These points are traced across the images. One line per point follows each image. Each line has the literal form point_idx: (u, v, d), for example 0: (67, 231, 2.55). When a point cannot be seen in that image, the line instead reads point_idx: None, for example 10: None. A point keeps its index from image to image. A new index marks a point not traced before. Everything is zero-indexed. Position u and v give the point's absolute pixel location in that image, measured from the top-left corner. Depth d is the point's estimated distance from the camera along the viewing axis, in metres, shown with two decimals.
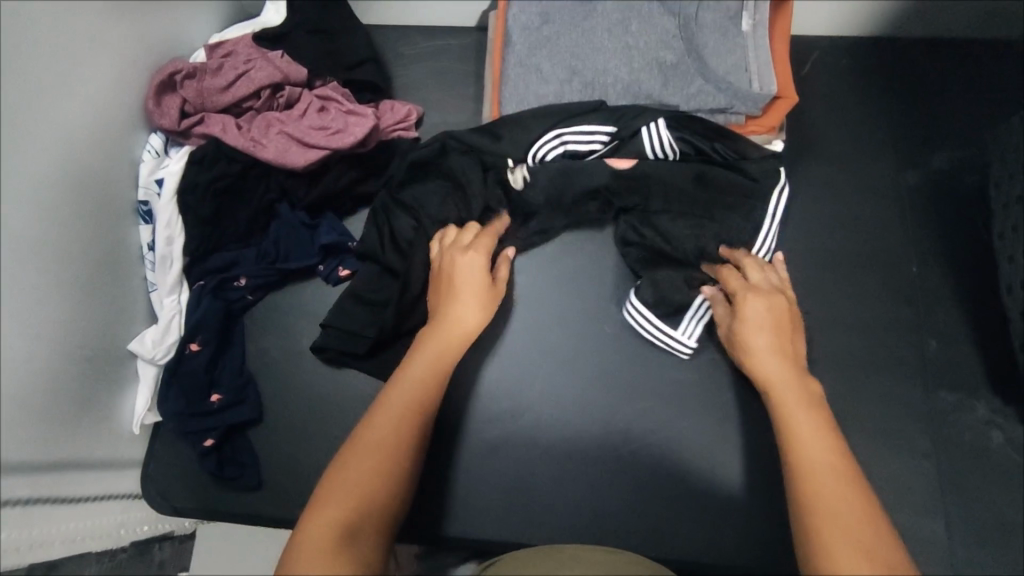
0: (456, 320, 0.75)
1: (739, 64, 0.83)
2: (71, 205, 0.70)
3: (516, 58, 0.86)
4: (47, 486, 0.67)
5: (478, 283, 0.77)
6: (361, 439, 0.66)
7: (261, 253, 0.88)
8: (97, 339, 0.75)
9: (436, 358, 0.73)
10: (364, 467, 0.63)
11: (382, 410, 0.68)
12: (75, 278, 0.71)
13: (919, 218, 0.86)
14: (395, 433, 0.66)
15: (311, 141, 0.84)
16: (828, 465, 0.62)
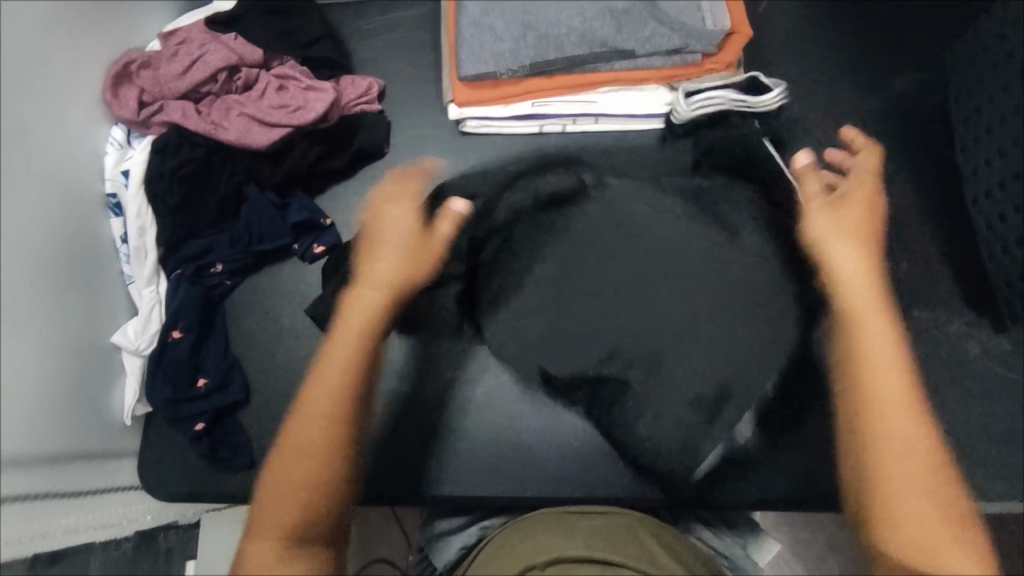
0: (373, 282, 0.69)
1: (689, 4, 0.83)
2: (27, 197, 0.68)
3: (469, 19, 0.87)
4: (23, 484, 0.65)
5: (403, 229, 0.72)
6: (292, 438, 0.62)
7: (235, 238, 0.88)
8: (73, 334, 0.75)
9: (378, 310, 0.68)
10: (297, 460, 0.61)
11: (299, 423, 0.62)
12: (40, 272, 0.70)
13: (884, 143, 0.86)
14: (323, 400, 0.63)
15: (273, 120, 0.85)
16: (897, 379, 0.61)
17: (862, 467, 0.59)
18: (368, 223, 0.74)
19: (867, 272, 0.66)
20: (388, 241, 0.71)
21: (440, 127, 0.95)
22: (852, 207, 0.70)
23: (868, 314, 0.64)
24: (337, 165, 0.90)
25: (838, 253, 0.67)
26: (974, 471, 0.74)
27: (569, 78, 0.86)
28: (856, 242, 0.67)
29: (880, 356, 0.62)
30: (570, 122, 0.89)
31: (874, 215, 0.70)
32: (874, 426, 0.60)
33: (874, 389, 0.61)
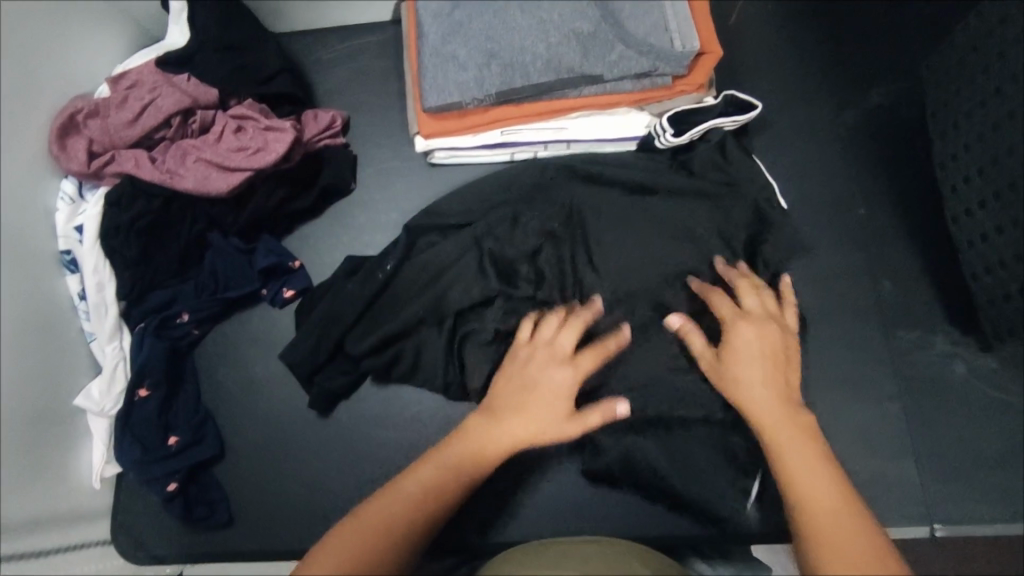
0: (527, 403, 0.68)
1: (658, 23, 0.80)
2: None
3: (431, 48, 0.83)
4: None
5: (560, 404, 0.68)
6: (397, 487, 0.63)
7: (200, 287, 0.85)
8: (22, 404, 0.70)
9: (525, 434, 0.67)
10: (394, 507, 0.61)
11: (412, 474, 0.63)
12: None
13: (862, 158, 0.85)
14: (438, 477, 0.63)
15: (231, 164, 0.81)
16: (826, 492, 0.58)
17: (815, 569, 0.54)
18: (523, 369, 0.71)
19: (784, 407, 0.65)
20: (538, 399, 0.68)
21: (409, 159, 0.93)
22: (733, 361, 0.69)
23: (786, 432, 0.62)
24: (302, 206, 0.88)
25: (760, 399, 0.66)
26: (966, 495, 0.73)
27: (538, 105, 0.83)
28: (761, 381, 0.67)
29: (805, 473, 0.59)
30: (541, 149, 0.87)
31: (768, 349, 0.70)
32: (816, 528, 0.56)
33: (810, 505, 0.57)
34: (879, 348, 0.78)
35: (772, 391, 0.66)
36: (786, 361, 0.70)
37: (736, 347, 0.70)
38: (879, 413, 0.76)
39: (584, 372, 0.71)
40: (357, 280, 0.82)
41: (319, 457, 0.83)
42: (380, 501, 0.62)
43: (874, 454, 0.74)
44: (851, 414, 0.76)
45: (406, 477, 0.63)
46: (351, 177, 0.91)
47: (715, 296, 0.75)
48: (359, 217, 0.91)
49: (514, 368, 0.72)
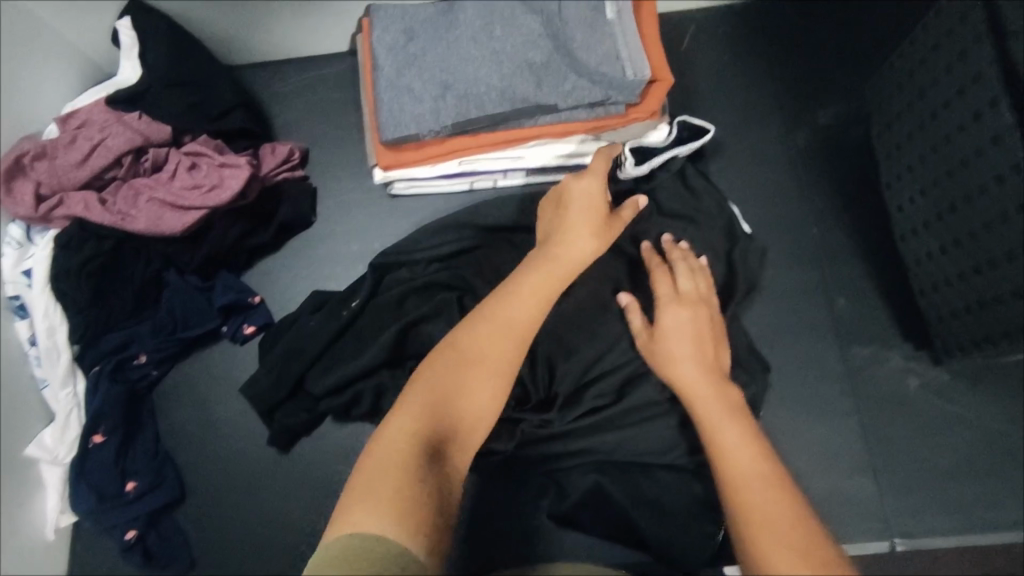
0: (564, 257, 0.70)
1: (610, 51, 0.81)
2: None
3: (386, 81, 0.83)
4: None
5: (597, 211, 0.73)
6: (447, 353, 0.62)
7: (157, 327, 0.83)
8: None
9: (547, 292, 0.68)
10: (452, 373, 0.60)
11: (460, 342, 0.63)
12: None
13: (814, 178, 0.87)
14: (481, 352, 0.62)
15: (185, 203, 0.80)
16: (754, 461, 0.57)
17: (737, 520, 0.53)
18: (554, 202, 0.76)
19: (715, 385, 0.66)
20: (577, 212, 0.73)
21: (369, 190, 0.93)
22: (663, 341, 0.71)
23: (714, 405, 0.64)
24: (260, 241, 0.87)
25: (690, 379, 0.67)
26: (922, 509, 0.75)
27: (495, 136, 0.83)
28: (691, 358, 0.69)
29: (727, 437, 0.60)
30: (500, 177, 0.90)
31: (699, 331, 0.71)
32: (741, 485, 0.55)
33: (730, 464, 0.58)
34: (836, 365, 0.79)
35: (705, 368, 0.68)
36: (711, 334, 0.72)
37: (668, 331, 0.71)
38: (838, 430, 0.77)
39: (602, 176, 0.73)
40: (319, 317, 0.81)
41: (284, 495, 0.82)
42: (421, 385, 0.59)
43: (834, 471, 0.76)
44: (810, 432, 0.77)
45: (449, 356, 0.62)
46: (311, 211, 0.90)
47: (659, 271, 0.76)
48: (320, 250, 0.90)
49: (561, 214, 0.74)
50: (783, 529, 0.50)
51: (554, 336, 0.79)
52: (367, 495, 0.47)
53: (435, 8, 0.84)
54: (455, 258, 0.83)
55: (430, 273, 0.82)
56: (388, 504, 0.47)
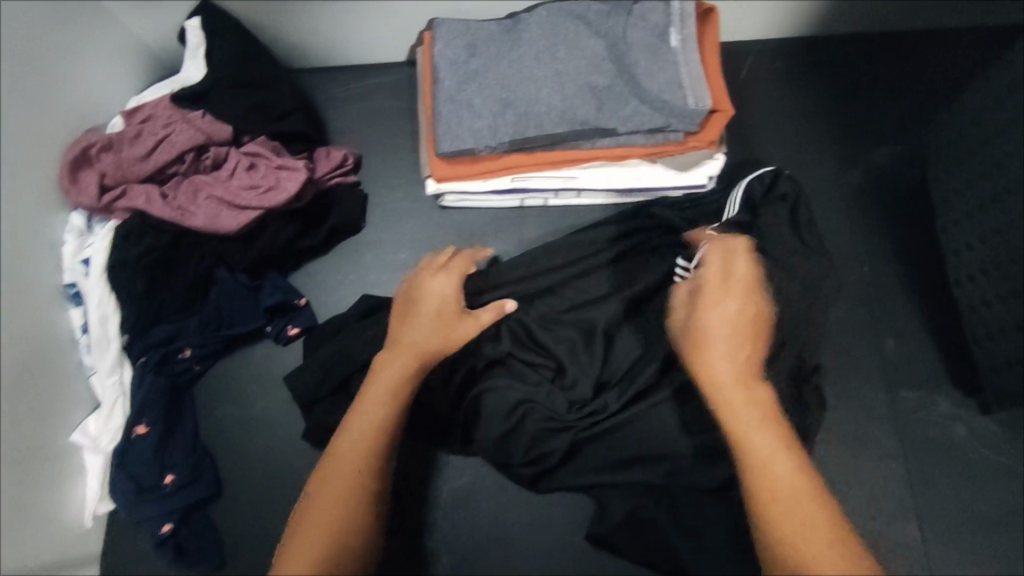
0: (411, 346, 0.71)
1: (672, 80, 0.81)
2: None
3: (446, 95, 0.84)
4: None
5: (448, 305, 0.74)
6: (331, 461, 0.65)
7: (204, 322, 0.84)
8: (12, 447, 0.68)
9: (386, 402, 0.68)
10: (334, 482, 0.63)
11: (340, 448, 0.66)
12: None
13: (865, 217, 0.87)
14: (340, 484, 0.63)
15: (242, 203, 0.81)
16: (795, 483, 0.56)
17: (774, 543, 0.54)
18: (407, 292, 0.76)
19: (743, 383, 0.61)
20: (428, 316, 0.73)
21: (419, 199, 0.93)
22: (697, 334, 0.64)
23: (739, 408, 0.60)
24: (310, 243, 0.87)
25: (717, 366, 0.62)
26: (965, 561, 0.73)
27: (551, 155, 0.84)
28: (725, 359, 0.62)
29: (767, 453, 0.58)
30: (551, 196, 0.90)
31: (737, 320, 0.63)
32: (780, 506, 0.55)
33: (771, 487, 0.56)
34: (882, 409, 0.79)
35: (735, 348, 0.63)
36: (761, 323, 0.65)
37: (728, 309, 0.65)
38: (880, 473, 0.76)
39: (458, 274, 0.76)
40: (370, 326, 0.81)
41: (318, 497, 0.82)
42: (311, 503, 0.63)
43: (875, 515, 0.75)
44: (851, 473, 0.76)
45: (318, 495, 0.63)
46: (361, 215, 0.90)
47: (729, 257, 0.67)
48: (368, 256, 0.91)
49: (409, 310, 0.74)
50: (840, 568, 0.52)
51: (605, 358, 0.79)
52: None
53: (499, 26, 0.85)
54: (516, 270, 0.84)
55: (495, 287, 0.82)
56: None
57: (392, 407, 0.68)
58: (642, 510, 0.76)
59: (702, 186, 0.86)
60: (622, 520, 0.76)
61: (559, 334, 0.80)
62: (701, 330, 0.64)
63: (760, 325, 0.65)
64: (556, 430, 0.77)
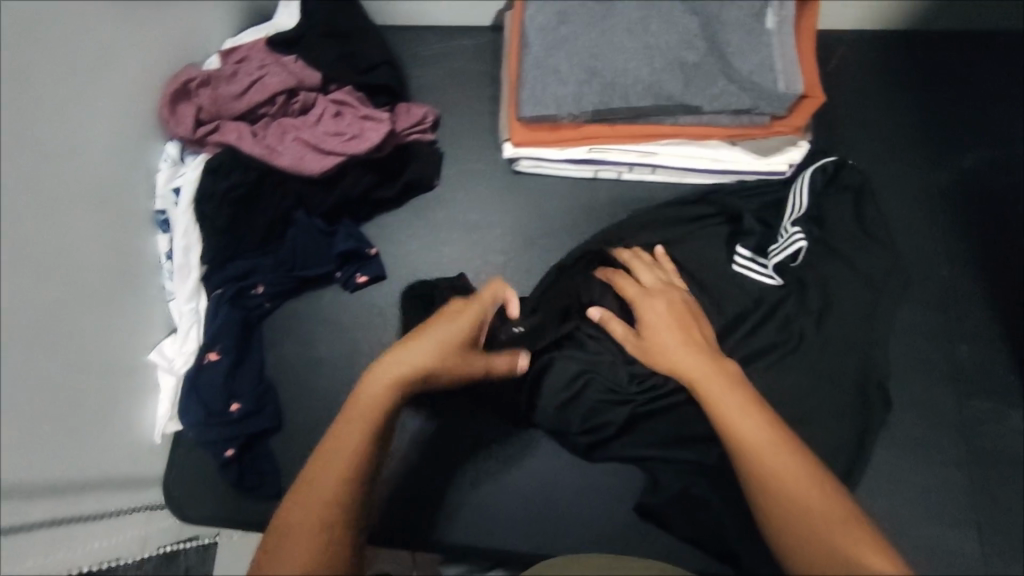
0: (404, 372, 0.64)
1: (765, 62, 0.80)
2: (49, 205, 0.63)
3: (533, 60, 0.85)
4: (52, 501, 0.65)
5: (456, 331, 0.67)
6: (301, 495, 0.60)
7: (279, 261, 0.86)
8: (99, 353, 0.72)
9: (372, 419, 0.62)
10: (302, 519, 0.59)
11: (313, 482, 0.61)
12: (63, 286, 0.66)
13: (949, 221, 0.85)
14: (312, 520, 0.59)
15: (326, 147, 0.83)
16: (780, 454, 0.61)
17: (772, 505, 0.59)
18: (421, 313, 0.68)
19: (707, 361, 0.69)
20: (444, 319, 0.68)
21: (494, 163, 0.94)
22: (649, 334, 0.73)
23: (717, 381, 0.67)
24: (386, 195, 0.89)
25: (680, 359, 0.70)
26: None
27: (633, 128, 0.85)
28: (683, 347, 0.71)
29: (737, 415, 0.64)
30: (625, 170, 0.90)
31: (680, 317, 0.74)
32: (762, 463, 0.61)
33: (751, 449, 0.61)
34: (952, 415, 0.77)
35: (693, 346, 0.71)
36: (693, 315, 0.75)
37: (652, 315, 0.75)
38: (943, 479, 0.75)
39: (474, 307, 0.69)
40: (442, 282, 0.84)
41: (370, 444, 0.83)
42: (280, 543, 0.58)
43: (936, 521, 0.73)
44: (913, 476, 0.75)
45: (283, 539, 0.58)
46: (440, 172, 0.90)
47: (622, 278, 0.79)
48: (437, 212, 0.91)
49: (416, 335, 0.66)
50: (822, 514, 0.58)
51: None
52: None
53: None
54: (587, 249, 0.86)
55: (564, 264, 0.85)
56: None
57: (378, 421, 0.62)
58: (696, 489, 0.76)
59: (781, 173, 0.85)
60: (676, 496, 0.76)
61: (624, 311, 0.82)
62: (645, 332, 0.74)
63: (694, 319, 0.75)
64: (616, 402, 0.80)
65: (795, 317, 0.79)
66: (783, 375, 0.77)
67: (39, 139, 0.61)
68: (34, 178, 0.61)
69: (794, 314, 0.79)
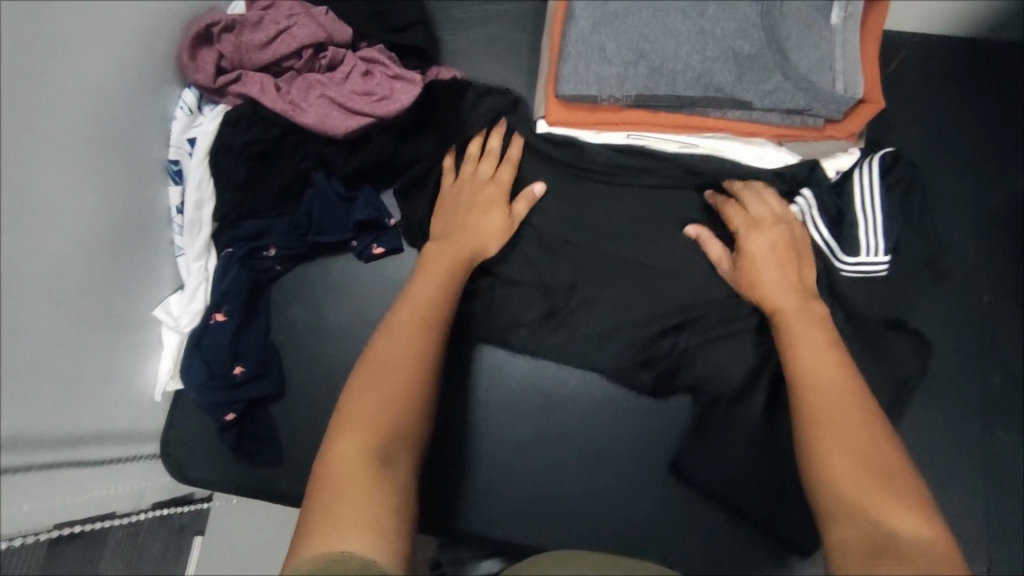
0: (467, 231, 0.78)
1: (825, 59, 0.75)
2: (62, 144, 0.60)
3: (578, 35, 0.80)
4: (52, 457, 0.63)
5: (496, 196, 0.80)
6: (381, 347, 0.65)
7: (293, 224, 0.83)
8: (106, 303, 0.70)
9: (442, 279, 0.72)
10: (384, 364, 0.63)
11: (392, 330, 0.66)
12: (72, 236, 0.63)
13: (996, 245, 0.84)
14: (393, 364, 0.63)
15: (354, 108, 0.79)
16: (833, 373, 0.62)
17: (805, 409, 0.60)
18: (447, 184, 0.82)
19: (793, 295, 0.70)
20: (474, 216, 0.79)
21: None
22: (747, 261, 0.74)
23: (795, 312, 0.69)
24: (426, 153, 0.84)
25: (769, 288, 0.72)
26: None
27: (676, 118, 0.81)
28: (778, 278, 0.72)
29: (804, 343, 0.65)
30: None
31: (777, 245, 0.74)
32: (807, 378, 0.62)
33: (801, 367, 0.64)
34: (974, 442, 0.78)
35: (784, 279, 0.72)
36: (797, 254, 0.74)
37: (756, 244, 0.74)
38: (960, 505, 0.76)
39: (505, 178, 0.81)
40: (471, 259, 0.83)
41: None
42: (359, 388, 0.60)
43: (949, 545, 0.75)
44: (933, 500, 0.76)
45: (363, 381, 0.61)
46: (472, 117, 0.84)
47: (730, 207, 0.78)
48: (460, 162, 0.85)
49: (446, 200, 0.81)
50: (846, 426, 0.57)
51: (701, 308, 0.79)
52: (342, 501, 0.50)
53: None
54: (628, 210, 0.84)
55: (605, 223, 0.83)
56: (353, 521, 0.49)
57: (427, 327, 0.67)
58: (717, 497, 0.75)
59: (831, 179, 0.81)
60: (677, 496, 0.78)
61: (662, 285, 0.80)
62: (746, 257, 0.74)
63: (794, 257, 0.74)
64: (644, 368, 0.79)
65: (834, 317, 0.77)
66: None
67: (50, 76, 0.57)
68: (45, 120, 0.57)
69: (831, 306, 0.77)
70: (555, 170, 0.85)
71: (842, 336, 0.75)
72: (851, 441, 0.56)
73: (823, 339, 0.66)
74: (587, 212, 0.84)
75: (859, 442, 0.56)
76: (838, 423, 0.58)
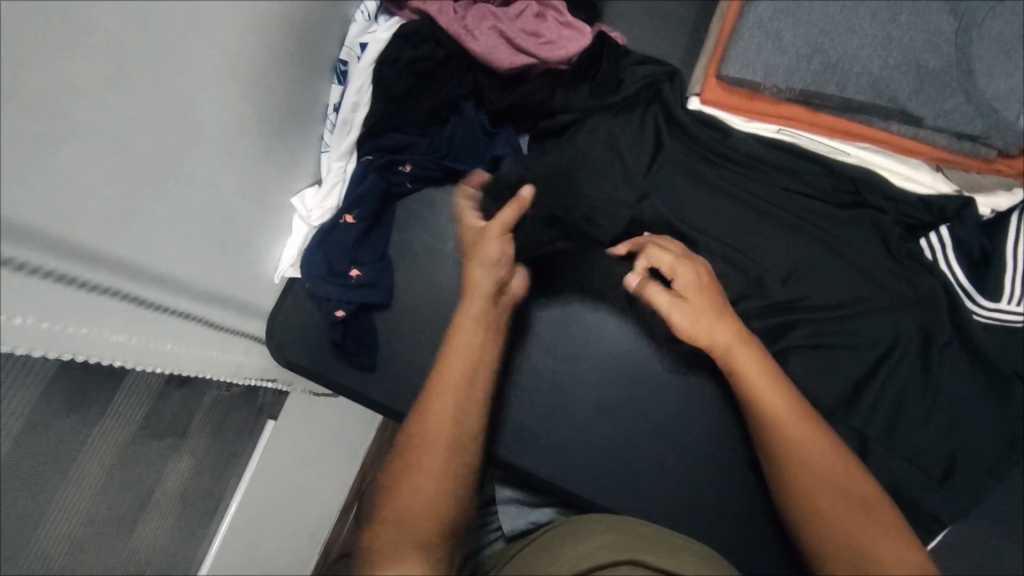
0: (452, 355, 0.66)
1: (1012, 90, 0.73)
2: (254, 14, 0.63)
3: (756, 19, 0.79)
4: (187, 302, 0.67)
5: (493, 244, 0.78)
6: (406, 478, 0.58)
7: (434, 146, 0.85)
8: (255, 178, 0.74)
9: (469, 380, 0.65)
10: (410, 496, 0.58)
11: (415, 458, 0.59)
12: (243, 104, 0.67)
13: None
14: (418, 502, 0.57)
15: (520, 44, 0.81)
16: (823, 453, 0.63)
17: (799, 496, 0.63)
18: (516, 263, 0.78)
19: (750, 351, 0.69)
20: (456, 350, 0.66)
21: None
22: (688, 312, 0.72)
23: (754, 372, 0.68)
24: (579, 103, 0.84)
25: (724, 345, 0.70)
26: None
27: (835, 120, 0.81)
28: (722, 327, 0.71)
29: (778, 414, 0.66)
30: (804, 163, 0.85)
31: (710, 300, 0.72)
32: (790, 454, 0.64)
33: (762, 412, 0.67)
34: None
35: (733, 332, 0.70)
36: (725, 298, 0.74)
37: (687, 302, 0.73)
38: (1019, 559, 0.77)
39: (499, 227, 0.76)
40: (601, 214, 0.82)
41: None
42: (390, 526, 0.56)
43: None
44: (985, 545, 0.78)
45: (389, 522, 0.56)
46: (627, 79, 0.86)
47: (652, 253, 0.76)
48: (610, 118, 0.84)
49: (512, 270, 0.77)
50: (831, 490, 0.61)
51: (815, 313, 0.76)
52: None
53: None
54: (760, 201, 0.80)
55: (728, 210, 0.80)
56: None
57: (463, 407, 0.63)
58: None
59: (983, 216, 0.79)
60: (746, 495, 0.77)
61: (779, 286, 0.77)
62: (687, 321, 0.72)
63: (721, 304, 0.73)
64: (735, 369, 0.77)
65: (956, 356, 0.75)
66: (920, 401, 0.74)
67: None
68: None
69: (949, 343, 0.75)
70: (692, 145, 0.83)
71: (955, 377, 0.74)
72: (831, 509, 0.61)
73: (797, 408, 0.66)
74: (717, 195, 0.81)
75: (836, 513, 0.60)
76: (834, 521, 0.60)
